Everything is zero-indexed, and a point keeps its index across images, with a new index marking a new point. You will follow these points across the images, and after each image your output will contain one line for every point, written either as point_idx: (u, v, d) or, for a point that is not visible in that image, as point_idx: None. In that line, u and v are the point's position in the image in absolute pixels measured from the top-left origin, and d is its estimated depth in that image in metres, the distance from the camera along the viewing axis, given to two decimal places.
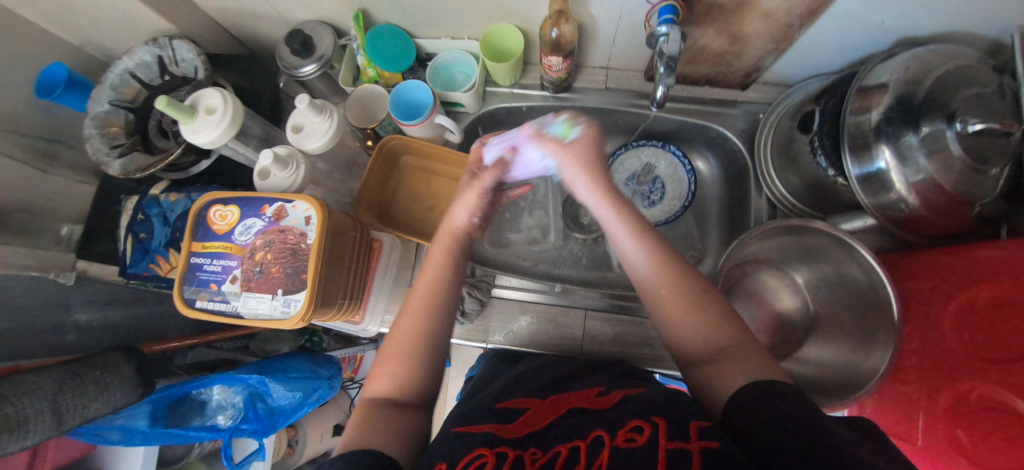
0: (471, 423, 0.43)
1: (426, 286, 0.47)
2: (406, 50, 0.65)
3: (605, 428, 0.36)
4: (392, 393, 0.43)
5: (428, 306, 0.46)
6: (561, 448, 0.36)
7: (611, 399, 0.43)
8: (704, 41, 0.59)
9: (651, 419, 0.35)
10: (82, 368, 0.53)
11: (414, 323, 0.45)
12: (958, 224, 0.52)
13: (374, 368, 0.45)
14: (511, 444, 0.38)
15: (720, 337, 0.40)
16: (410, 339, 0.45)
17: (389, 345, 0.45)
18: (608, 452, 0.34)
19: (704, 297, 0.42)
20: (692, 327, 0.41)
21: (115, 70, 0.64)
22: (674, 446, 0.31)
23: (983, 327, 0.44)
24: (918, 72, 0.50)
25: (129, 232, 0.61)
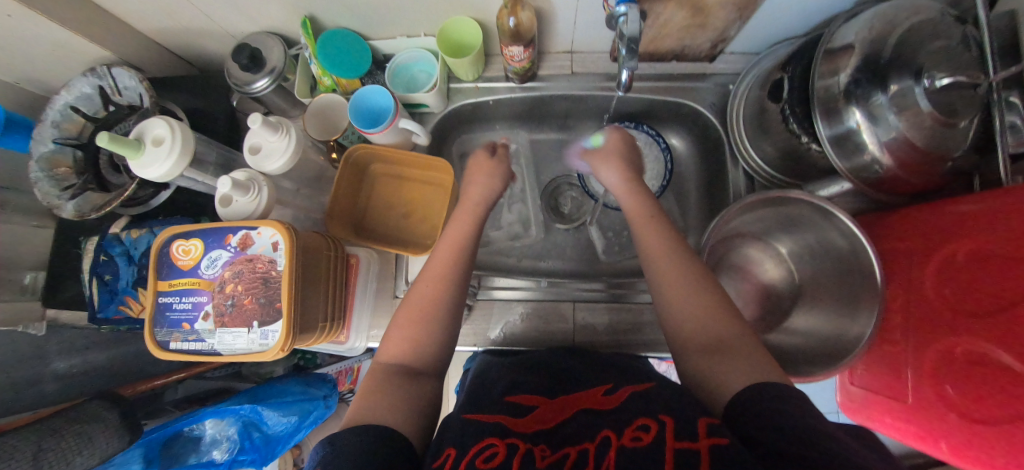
0: (482, 412, 0.43)
1: (444, 256, 0.51)
2: (360, 55, 0.62)
3: (613, 428, 0.36)
4: (404, 360, 0.45)
5: (446, 277, 0.50)
6: (571, 450, 0.36)
7: (618, 398, 0.42)
8: (667, 17, 0.57)
9: (659, 417, 0.36)
10: (61, 423, 0.51)
11: (434, 289, 0.49)
12: (931, 180, 0.52)
13: (390, 336, 0.48)
14: (522, 438, 0.38)
15: (718, 328, 0.42)
16: (430, 304, 0.48)
17: (399, 318, 0.48)
18: (615, 452, 0.33)
19: (707, 278, 0.45)
20: (695, 311, 0.43)
21: (54, 106, 0.60)
22: (682, 446, 0.31)
23: (962, 282, 0.45)
24: (882, 30, 0.49)
25: (93, 276, 0.58)
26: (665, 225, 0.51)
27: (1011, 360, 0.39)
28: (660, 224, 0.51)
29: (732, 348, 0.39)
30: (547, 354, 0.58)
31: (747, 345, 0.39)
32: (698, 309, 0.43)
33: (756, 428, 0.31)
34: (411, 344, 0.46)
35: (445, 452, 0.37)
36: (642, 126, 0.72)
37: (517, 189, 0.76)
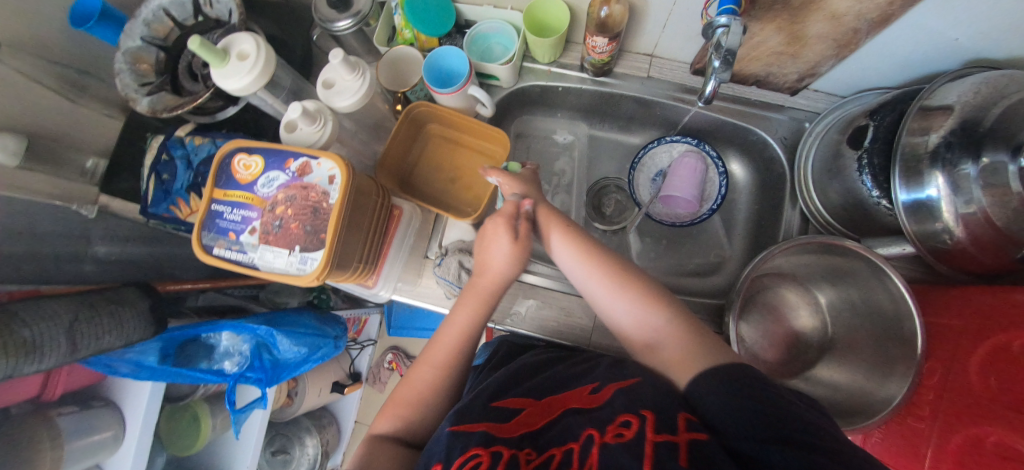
0: (468, 421, 0.41)
1: (452, 341, 0.50)
2: (445, 15, 0.62)
3: (595, 426, 0.37)
4: (398, 430, 0.45)
5: (451, 363, 0.49)
6: (556, 451, 0.37)
7: (604, 395, 0.41)
8: (761, 38, 0.55)
9: (639, 412, 0.36)
10: (99, 300, 0.54)
11: (435, 375, 0.48)
12: (1003, 265, 0.49)
13: (384, 410, 0.48)
14: (507, 443, 0.38)
15: (653, 322, 0.45)
16: (426, 391, 0.47)
17: (398, 392, 0.48)
18: (598, 448, 0.35)
19: (636, 286, 0.47)
20: (634, 321, 0.46)
21: (149, 5, 0.61)
22: (662, 439, 0.33)
23: (1012, 372, 0.43)
24: (990, 96, 0.46)
25: (152, 172, 0.60)
26: (617, 286, 0.47)
27: None
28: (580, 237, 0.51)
29: (675, 342, 0.42)
30: (537, 357, 0.56)
31: (692, 336, 0.42)
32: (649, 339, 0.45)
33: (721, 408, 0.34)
34: (410, 419, 0.46)
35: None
36: (703, 145, 0.70)
37: (564, 181, 0.76)
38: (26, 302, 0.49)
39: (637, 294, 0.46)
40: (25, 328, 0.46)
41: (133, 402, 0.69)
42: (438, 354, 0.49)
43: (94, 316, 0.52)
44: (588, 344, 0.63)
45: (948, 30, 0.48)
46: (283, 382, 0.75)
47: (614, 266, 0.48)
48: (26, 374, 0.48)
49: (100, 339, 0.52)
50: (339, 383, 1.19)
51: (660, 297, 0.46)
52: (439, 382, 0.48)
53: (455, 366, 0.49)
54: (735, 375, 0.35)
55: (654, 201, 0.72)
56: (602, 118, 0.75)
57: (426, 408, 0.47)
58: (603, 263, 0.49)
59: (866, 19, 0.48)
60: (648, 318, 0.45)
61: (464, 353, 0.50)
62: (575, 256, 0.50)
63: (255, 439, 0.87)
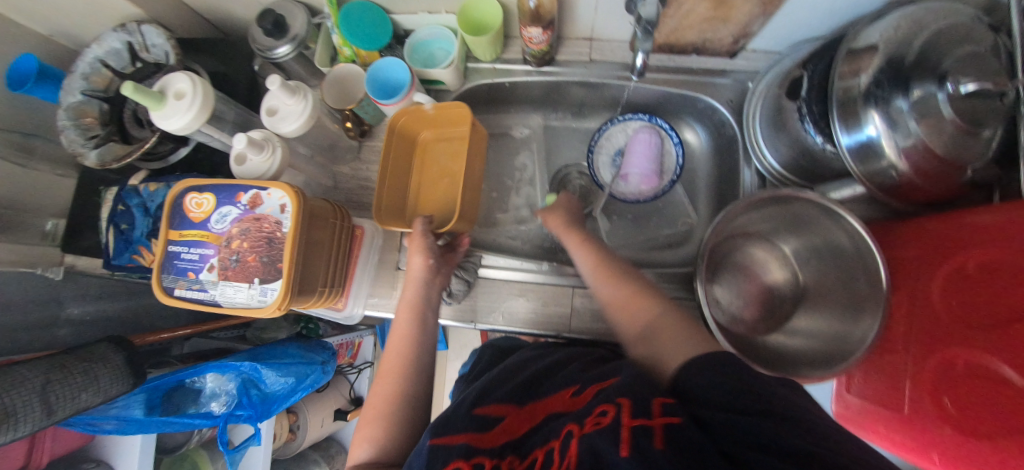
0: (446, 432, 0.38)
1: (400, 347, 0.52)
2: (382, 28, 0.62)
3: (574, 421, 0.34)
4: (372, 452, 0.44)
5: (405, 368, 0.50)
6: (538, 454, 0.34)
7: (585, 398, 0.39)
8: (689, 7, 0.56)
9: (615, 401, 0.34)
10: (71, 359, 0.53)
11: (391, 384, 0.49)
12: (948, 189, 0.51)
13: (357, 439, 0.47)
14: (488, 454, 0.35)
15: (654, 320, 0.46)
16: (390, 397, 0.48)
17: (367, 411, 0.48)
18: (578, 441, 0.32)
19: (647, 294, 0.49)
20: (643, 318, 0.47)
21: (85, 59, 0.62)
22: (636, 423, 0.30)
23: (971, 293, 0.44)
24: (909, 31, 0.48)
25: (111, 224, 0.60)
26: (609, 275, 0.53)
27: (1014, 374, 0.38)
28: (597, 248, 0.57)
29: (664, 337, 0.43)
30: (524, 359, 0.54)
31: (675, 328, 0.43)
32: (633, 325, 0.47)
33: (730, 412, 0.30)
34: (382, 435, 0.45)
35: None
36: (655, 119, 0.71)
37: (527, 174, 0.77)
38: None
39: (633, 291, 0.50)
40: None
41: (125, 459, 0.68)
42: (389, 361, 0.52)
43: (66, 375, 0.52)
44: (569, 331, 0.63)
45: None
46: (275, 415, 0.75)
47: (617, 272, 0.53)
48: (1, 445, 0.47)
49: (76, 398, 0.52)
50: (342, 410, 1.18)
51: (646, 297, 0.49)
52: (403, 386, 0.49)
53: (412, 363, 0.51)
54: (729, 370, 0.34)
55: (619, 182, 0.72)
56: (555, 107, 0.76)
57: (398, 417, 0.47)
58: (610, 267, 0.54)
59: None
60: (635, 311, 0.48)
61: (417, 346, 0.52)
62: (585, 259, 0.56)
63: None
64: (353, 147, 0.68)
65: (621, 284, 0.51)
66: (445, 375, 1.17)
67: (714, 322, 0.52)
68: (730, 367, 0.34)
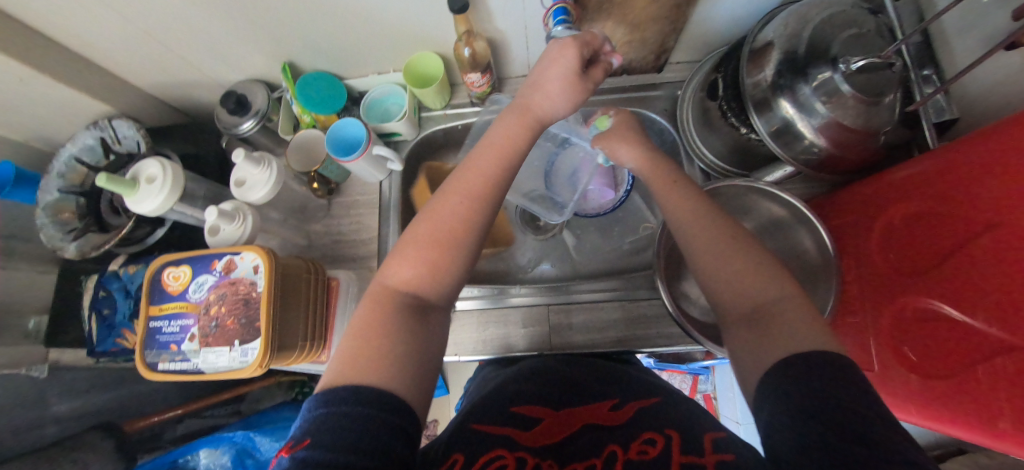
0: (488, 421, 0.45)
1: (482, 173, 0.45)
2: (335, 92, 0.68)
3: (618, 443, 0.41)
4: (418, 286, 0.42)
5: (483, 196, 0.44)
6: (577, 466, 0.41)
7: (624, 413, 0.46)
8: (608, 34, 0.62)
9: (664, 432, 0.41)
10: (59, 451, 0.53)
11: (466, 210, 0.43)
12: (868, 155, 0.56)
13: (399, 255, 0.43)
14: (530, 451, 0.42)
15: (755, 291, 0.41)
16: (456, 229, 0.43)
17: (421, 229, 0.43)
18: (622, 464, 0.39)
19: (755, 251, 0.43)
20: (733, 273, 0.43)
21: (60, 158, 0.66)
22: (688, 460, 0.37)
23: (906, 243, 0.48)
24: (797, 26, 0.54)
25: (92, 311, 0.61)
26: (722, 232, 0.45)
27: (954, 311, 0.41)
28: (683, 188, 0.50)
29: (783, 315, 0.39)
30: (549, 363, 0.58)
31: (797, 314, 0.38)
32: (732, 285, 0.43)
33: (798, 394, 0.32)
34: (430, 274, 0.42)
35: (453, 457, 0.40)
36: None
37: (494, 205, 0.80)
38: None
39: (750, 259, 0.43)
40: None
41: None
42: (465, 182, 0.45)
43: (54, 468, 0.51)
44: (551, 347, 0.65)
45: None
46: None
47: (740, 233, 0.45)
48: None
49: None
50: None
51: (762, 265, 0.42)
52: (471, 224, 0.43)
53: (492, 194, 0.45)
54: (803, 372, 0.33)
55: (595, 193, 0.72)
56: None
57: (456, 260, 0.42)
58: (705, 217, 0.47)
59: None
60: (754, 281, 0.42)
61: (498, 189, 0.45)
62: (671, 198, 0.50)
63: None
64: (323, 205, 0.72)
65: (726, 233, 0.45)
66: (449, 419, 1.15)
67: (686, 322, 0.54)
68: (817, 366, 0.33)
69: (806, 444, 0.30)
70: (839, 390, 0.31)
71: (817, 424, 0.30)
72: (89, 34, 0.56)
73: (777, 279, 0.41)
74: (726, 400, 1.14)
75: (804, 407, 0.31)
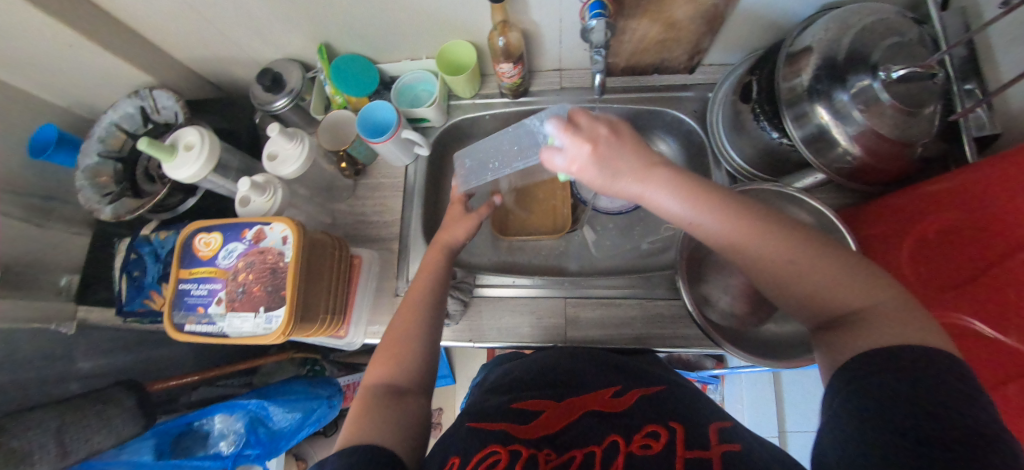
0: (487, 420, 0.45)
1: (420, 283, 0.54)
2: (369, 76, 0.69)
3: (619, 432, 0.40)
4: (389, 379, 0.46)
5: (421, 303, 0.52)
6: (577, 453, 0.39)
7: (627, 400, 0.45)
8: (642, 31, 0.62)
9: (668, 425, 0.40)
10: (85, 402, 0.55)
11: (409, 316, 0.51)
12: (902, 167, 0.55)
13: (372, 364, 0.49)
14: (525, 444, 0.40)
15: (850, 297, 0.34)
16: (406, 327, 0.50)
17: (387, 340, 0.50)
18: (624, 457, 0.37)
19: (838, 255, 0.36)
20: (820, 282, 0.35)
21: (101, 124, 0.68)
22: (692, 455, 0.35)
23: (937, 257, 0.47)
24: (838, 31, 0.54)
25: (124, 272, 0.64)
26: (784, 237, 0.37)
27: (988, 329, 0.41)
28: (725, 197, 0.39)
29: (885, 321, 0.32)
30: (553, 357, 0.58)
31: (906, 316, 0.32)
32: (808, 303, 0.36)
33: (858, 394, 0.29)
34: (394, 364, 0.47)
35: (451, 462, 0.40)
36: None
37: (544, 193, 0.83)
38: (13, 416, 0.50)
39: (823, 267, 0.35)
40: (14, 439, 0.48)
41: None
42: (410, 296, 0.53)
43: (81, 417, 0.53)
44: (566, 340, 0.65)
45: None
46: (283, 452, 0.76)
47: (802, 242, 0.36)
48: None
49: (90, 440, 0.53)
50: None
51: (849, 265, 0.35)
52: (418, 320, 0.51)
53: (431, 300, 0.53)
54: (872, 359, 0.30)
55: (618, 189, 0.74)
56: None
57: (416, 348, 0.49)
58: (759, 233, 0.37)
59: None
60: (845, 288, 0.34)
61: (435, 289, 0.54)
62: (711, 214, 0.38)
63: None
64: (349, 186, 0.73)
65: (793, 249, 0.36)
66: (454, 408, 1.16)
67: (709, 326, 0.53)
68: (880, 361, 0.30)
69: (867, 440, 0.27)
70: (919, 396, 0.27)
71: (908, 436, 0.26)
72: (140, 5, 0.58)
73: (876, 282, 0.34)
74: (733, 412, 1.12)
75: (870, 404, 0.28)
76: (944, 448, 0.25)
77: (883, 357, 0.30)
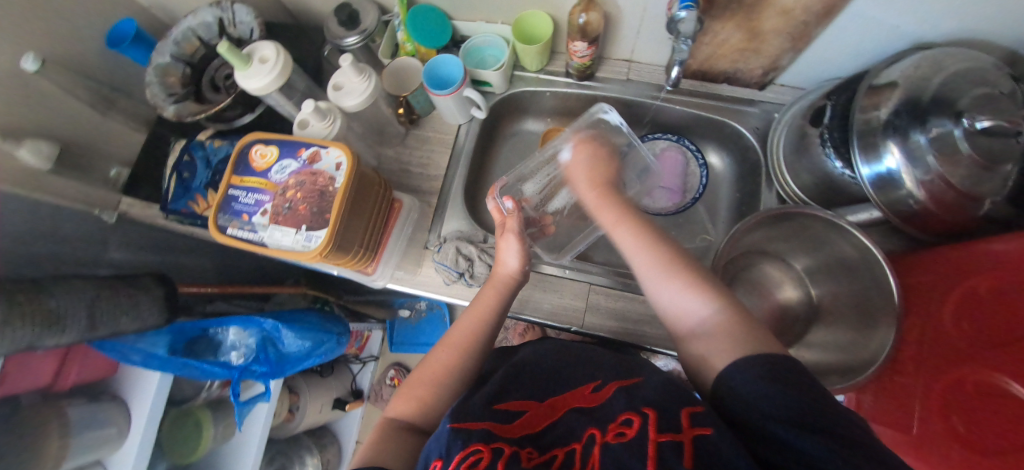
0: (470, 418, 0.40)
1: (471, 327, 0.53)
2: (443, 29, 0.69)
3: (596, 425, 0.38)
4: (411, 416, 0.47)
5: (465, 346, 0.51)
6: (558, 451, 0.37)
7: (605, 393, 0.43)
8: (723, 36, 0.62)
9: (640, 410, 0.37)
10: (119, 283, 0.57)
11: (449, 355, 0.51)
12: (965, 221, 0.53)
13: (400, 393, 0.50)
14: (508, 441, 0.38)
15: (694, 308, 0.43)
16: (445, 371, 0.50)
17: (421, 372, 0.51)
18: (600, 448, 0.35)
19: (692, 267, 0.45)
20: (675, 293, 0.44)
21: (179, 26, 0.69)
22: (665, 439, 0.33)
23: (988, 315, 0.45)
24: (928, 71, 0.52)
25: (175, 171, 0.66)
26: (664, 261, 0.46)
27: (1022, 390, 0.39)
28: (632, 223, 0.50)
29: (719, 333, 0.39)
30: (542, 353, 0.56)
31: (736, 329, 0.39)
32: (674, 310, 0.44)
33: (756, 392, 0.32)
34: (419, 402, 0.48)
35: (432, 466, 0.36)
36: (682, 140, 0.78)
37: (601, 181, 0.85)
38: (55, 280, 0.53)
39: (685, 277, 0.44)
40: (52, 299, 0.50)
41: (140, 396, 0.72)
42: (456, 333, 0.53)
43: (114, 297, 0.56)
44: (582, 324, 0.65)
45: (887, 19, 0.54)
46: (286, 376, 0.78)
47: (672, 259, 0.46)
48: (47, 347, 0.51)
49: (117, 319, 0.56)
50: (340, 399, 1.26)
51: (699, 278, 0.44)
52: (459, 362, 0.51)
53: (477, 342, 0.52)
54: (779, 368, 0.33)
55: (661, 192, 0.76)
56: None
57: (448, 386, 0.49)
58: (657, 241, 0.48)
59: (812, 12, 0.54)
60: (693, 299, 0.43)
61: (486, 331, 0.53)
62: (624, 234, 0.50)
63: (259, 436, 0.90)
64: (400, 133, 0.73)
65: (663, 253, 0.47)
66: None
67: None
68: (781, 370, 0.33)
69: (794, 419, 0.29)
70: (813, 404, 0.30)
71: (815, 429, 0.28)
72: None
73: (720, 296, 0.42)
74: None
75: (788, 398, 0.31)
76: (825, 435, 0.28)
77: (784, 367, 0.33)
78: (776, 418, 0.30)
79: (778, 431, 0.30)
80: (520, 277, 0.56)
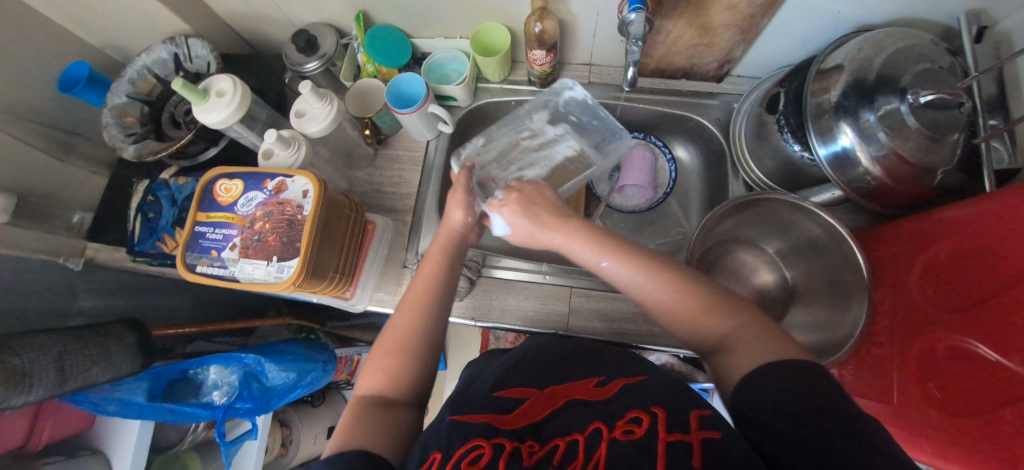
0: (468, 412, 0.41)
1: (424, 284, 0.51)
2: (402, 49, 0.70)
3: (602, 419, 0.36)
4: (384, 388, 0.45)
5: (425, 303, 0.50)
6: (560, 441, 0.35)
7: (611, 389, 0.42)
8: (676, 34, 0.63)
9: (650, 409, 0.36)
10: (87, 333, 0.55)
11: (412, 319, 0.49)
12: (919, 192, 0.54)
13: (366, 369, 0.47)
14: (509, 435, 0.37)
15: (712, 328, 0.41)
16: (405, 333, 0.48)
17: (384, 340, 0.48)
18: (607, 444, 0.33)
19: (700, 285, 0.43)
20: (698, 320, 0.42)
21: (133, 65, 0.68)
22: (673, 439, 0.31)
23: (949, 277, 0.47)
24: (870, 52, 0.53)
25: (139, 212, 0.64)
26: (675, 285, 0.43)
27: (989, 351, 0.41)
28: (626, 244, 0.47)
29: (746, 344, 0.38)
30: (534, 350, 0.54)
31: (760, 334, 0.38)
32: (692, 332, 0.42)
33: (765, 401, 0.32)
34: (388, 374, 0.46)
35: (429, 457, 0.36)
36: (649, 137, 0.79)
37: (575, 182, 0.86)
38: (18, 336, 0.51)
39: (699, 300, 0.42)
40: (15, 356, 0.48)
41: (121, 447, 0.69)
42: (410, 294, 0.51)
43: (82, 347, 0.54)
44: (567, 329, 0.65)
45: (827, 6, 0.57)
46: (274, 409, 0.76)
47: (682, 282, 0.44)
48: (14, 407, 0.48)
49: (88, 370, 0.54)
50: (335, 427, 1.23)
51: (706, 295, 0.43)
52: (422, 320, 0.49)
53: (437, 296, 0.51)
54: (802, 372, 0.32)
55: (633, 188, 0.78)
56: None
57: (416, 355, 0.47)
58: (655, 268, 0.45)
59: (756, 5, 0.56)
60: (707, 319, 0.41)
61: (443, 284, 0.52)
62: (617, 260, 0.46)
63: None
64: (369, 154, 0.73)
65: (669, 279, 0.44)
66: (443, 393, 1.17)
67: None
68: (806, 374, 0.32)
69: (810, 423, 0.29)
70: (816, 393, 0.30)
71: (816, 425, 0.28)
72: None
73: (735, 310, 0.41)
74: None
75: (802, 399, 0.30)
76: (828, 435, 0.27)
77: (813, 373, 0.32)
78: (809, 428, 0.28)
79: (790, 431, 0.29)
80: (465, 231, 0.57)
